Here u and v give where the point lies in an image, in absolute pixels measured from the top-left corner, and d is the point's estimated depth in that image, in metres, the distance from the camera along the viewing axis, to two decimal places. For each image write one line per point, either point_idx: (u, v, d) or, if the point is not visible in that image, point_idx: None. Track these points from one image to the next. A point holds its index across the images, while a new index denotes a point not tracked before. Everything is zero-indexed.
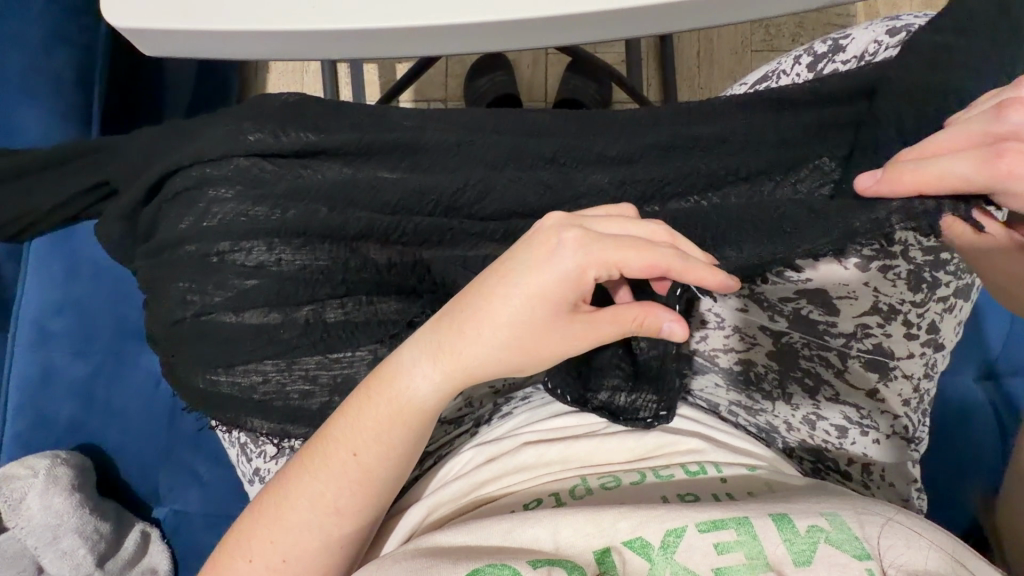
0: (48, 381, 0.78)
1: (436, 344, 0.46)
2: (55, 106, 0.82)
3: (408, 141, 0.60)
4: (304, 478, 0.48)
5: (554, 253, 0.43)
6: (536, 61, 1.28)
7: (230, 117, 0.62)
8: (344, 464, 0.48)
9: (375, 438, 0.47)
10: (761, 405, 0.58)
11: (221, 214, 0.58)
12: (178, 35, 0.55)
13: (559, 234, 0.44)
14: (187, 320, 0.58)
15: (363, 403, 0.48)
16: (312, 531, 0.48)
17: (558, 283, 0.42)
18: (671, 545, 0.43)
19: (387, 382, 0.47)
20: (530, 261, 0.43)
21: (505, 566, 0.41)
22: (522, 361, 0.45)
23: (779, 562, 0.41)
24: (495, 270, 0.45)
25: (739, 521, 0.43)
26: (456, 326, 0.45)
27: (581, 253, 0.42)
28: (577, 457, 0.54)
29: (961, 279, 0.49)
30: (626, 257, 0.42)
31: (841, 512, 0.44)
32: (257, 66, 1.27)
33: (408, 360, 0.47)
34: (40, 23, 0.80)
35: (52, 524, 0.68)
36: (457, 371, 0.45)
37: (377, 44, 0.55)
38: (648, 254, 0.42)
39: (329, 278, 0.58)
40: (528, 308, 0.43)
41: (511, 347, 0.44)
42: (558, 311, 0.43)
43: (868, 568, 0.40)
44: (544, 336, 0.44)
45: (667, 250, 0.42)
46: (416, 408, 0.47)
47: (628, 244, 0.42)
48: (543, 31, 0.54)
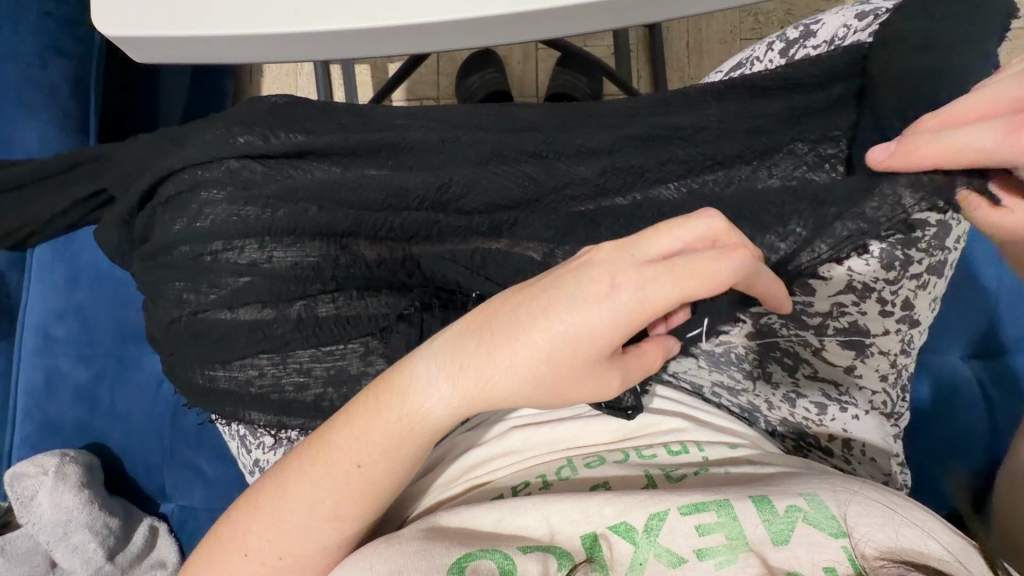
0: (54, 384, 0.80)
1: (451, 360, 0.44)
2: (51, 116, 0.84)
3: (394, 139, 0.61)
4: (307, 482, 0.49)
5: (607, 297, 0.40)
6: (526, 56, 1.29)
7: (222, 122, 0.64)
8: (347, 476, 0.48)
9: (382, 454, 0.47)
10: (742, 386, 0.59)
11: (213, 216, 0.60)
12: (166, 42, 0.56)
13: (617, 265, 0.40)
14: (184, 319, 0.60)
15: (372, 416, 0.47)
16: (310, 531, 0.49)
17: (609, 328, 0.40)
18: (653, 529, 0.43)
19: (398, 399, 0.46)
20: (581, 293, 0.40)
21: (496, 550, 0.44)
22: (545, 394, 0.43)
23: (758, 542, 0.42)
24: (539, 305, 0.41)
25: (720, 503, 0.44)
26: (487, 358, 0.42)
27: (640, 287, 0.39)
28: (562, 440, 0.55)
29: (933, 256, 0.50)
30: (689, 289, 0.38)
31: (821, 492, 0.43)
32: (250, 70, 1.29)
33: (421, 375, 0.46)
34: (36, 36, 0.83)
35: (61, 521, 0.70)
36: (469, 391, 0.44)
37: (358, 45, 0.56)
38: (715, 280, 0.38)
39: (320, 274, 0.60)
40: (566, 344, 0.40)
41: (537, 383, 0.42)
42: (601, 356, 0.41)
43: (842, 546, 0.40)
44: (576, 375, 0.41)
45: (737, 260, 0.39)
46: (426, 428, 0.46)
47: (693, 271, 0.38)
48: (521, 26, 0.55)
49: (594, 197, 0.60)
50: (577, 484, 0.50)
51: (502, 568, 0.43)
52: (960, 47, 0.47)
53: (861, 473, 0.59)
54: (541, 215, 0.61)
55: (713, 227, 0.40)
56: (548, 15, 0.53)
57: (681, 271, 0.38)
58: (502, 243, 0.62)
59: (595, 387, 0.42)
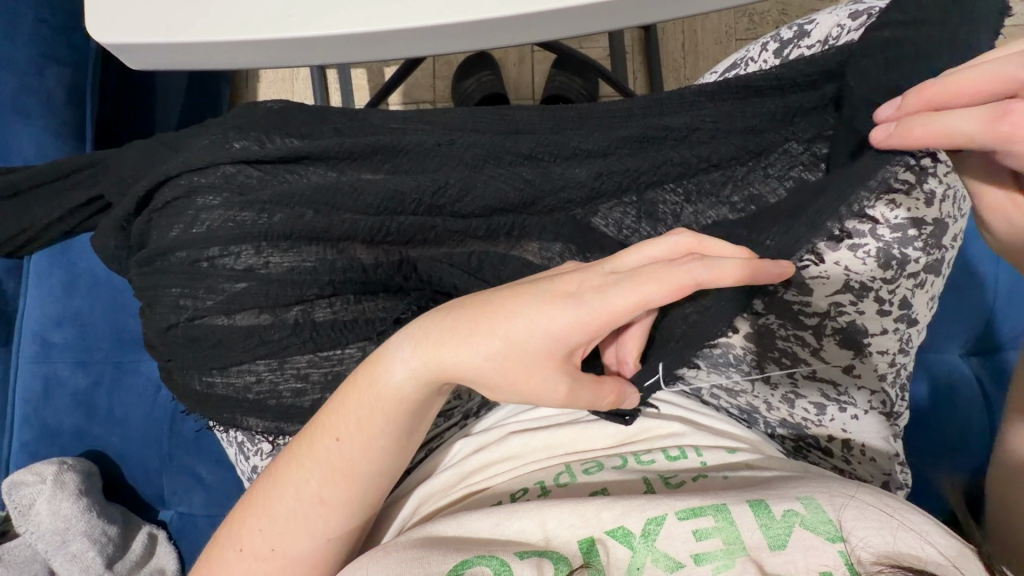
0: (52, 391, 0.80)
1: (422, 335, 0.47)
2: (48, 123, 0.84)
3: (389, 143, 0.61)
4: (292, 461, 0.50)
5: (568, 296, 0.43)
6: (523, 59, 1.29)
7: (218, 128, 0.64)
8: (328, 450, 0.49)
9: (357, 424, 0.49)
10: (741, 388, 0.59)
11: (209, 221, 0.60)
12: (160, 48, 0.56)
13: (584, 275, 0.44)
14: (180, 325, 0.60)
15: (350, 389, 0.49)
16: (297, 519, 0.49)
17: (567, 323, 0.42)
18: (651, 534, 0.43)
19: (372, 370, 0.48)
20: (546, 292, 0.43)
21: (494, 557, 0.43)
22: (503, 384, 0.44)
23: (756, 547, 0.41)
24: (502, 294, 0.45)
25: (717, 508, 0.44)
26: (449, 331, 0.46)
27: (600, 289, 0.42)
28: (561, 444, 0.55)
29: (930, 255, 0.51)
30: (644, 293, 0.40)
31: (817, 496, 0.43)
32: (247, 75, 1.29)
33: (393, 346, 0.48)
34: (32, 43, 0.83)
35: (59, 529, 0.70)
36: (435, 365, 0.46)
37: (354, 50, 0.56)
38: (670, 287, 0.40)
39: (317, 279, 0.59)
40: (524, 332, 0.43)
41: (498, 363, 0.44)
42: (557, 348, 0.43)
43: (839, 551, 0.40)
44: (533, 367, 0.43)
45: (694, 267, 0.40)
46: (396, 399, 0.48)
47: (651, 276, 0.41)
48: (516, 29, 0.55)
49: (590, 199, 0.60)
50: (576, 490, 0.50)
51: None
52: (954, 47, 0.47)
53: (860, 473, 0.59)
54: (538, 218, 0.61)
55: (676, 242, 0.44)
56: (543, 18, 0.53)
57: (638, 275, 0.41)
58: (500, 246, 0.62)
59: (550, 385, 0.43)
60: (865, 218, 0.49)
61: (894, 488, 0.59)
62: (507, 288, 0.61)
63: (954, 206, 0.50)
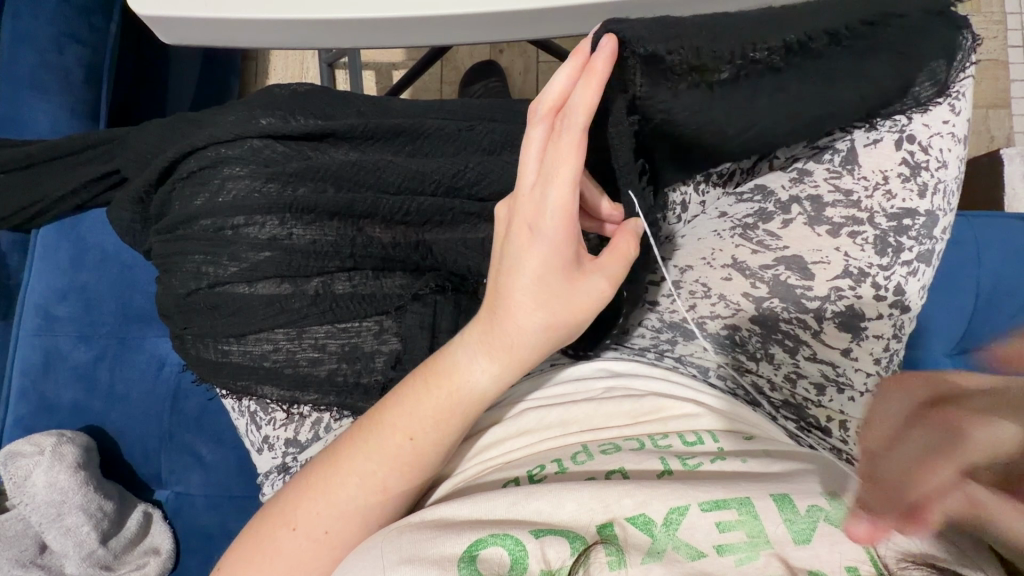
0: (52, 364, 0.79)
1: (487, 334, 0.48)
2: (63, 99, 0.84)
3: (411, 127, 0.64)
4: (362, 453, 0.49)
5: (534, 231, 0.45)
6: (528, 68, 1.33)
7: (243, 106, 0.66)
8: (401, 447, 0.49)
9: (432, 425, 0.49)
10: (747, 365, 0.62)
11: (235, 190, 0.61)
12: (196, 22, 0.58)
13: (519, 214, 0.46)
14: (201, 292, 0.61)
15: (421, 391, 0.49)
16: (358, 506, 0.48)
17: (551, 248, 0.45)
18: (674, 523, 0.43)
19: (447, 376, 0.49)
20: (517, 243, 0.46)
21: (508, 536, 0.43)
22: (565, 332, 0.48)
23: (779, 541, 0.41)
24: (500, 268, 0.48)
25: (741, 501, 0.43)
26: (507, 318, 0.47)
27: (540, 206, 0.45)
28: (577, 422, 0.55)
29: (922, 245, 0.58)
30: (565, 174, 0.43)
31: (843, 497, 0.45)
32: (257, 70, 1.31)
33: (466, 354, 0.49)
34: (53, 22, 0.84)
35: (55, 502, 0.69)
36: (509, 357, 0.48)
37: (383, 34, 0.59)
38: (575, 152, 0.43)
39: (338, 252, 0.61)
40: (541, 284, 0.45)
41: (549, 323, 0.46)
42: (566, 270, 0.46)
43: (865, 548, 0.40)
44: (569, 301, 0.46)
45: (570, 120, 0.42)
46: (470, 399, 0.49)
47: (560, 158, 0.43)
48: (541, 24, 0.58)
49: None
50: (591, 470, 0.49)
51: (512, 554, 0.42)
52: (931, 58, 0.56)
53: None
54: None
55: (540, 122, 0.45)
56: (566, 12, 0.57)
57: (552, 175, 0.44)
58: None
59: (588, 302, 0.47)
60: (863, 207, 0.57)
61: None
62: None
63: (945, 200, 0.58)
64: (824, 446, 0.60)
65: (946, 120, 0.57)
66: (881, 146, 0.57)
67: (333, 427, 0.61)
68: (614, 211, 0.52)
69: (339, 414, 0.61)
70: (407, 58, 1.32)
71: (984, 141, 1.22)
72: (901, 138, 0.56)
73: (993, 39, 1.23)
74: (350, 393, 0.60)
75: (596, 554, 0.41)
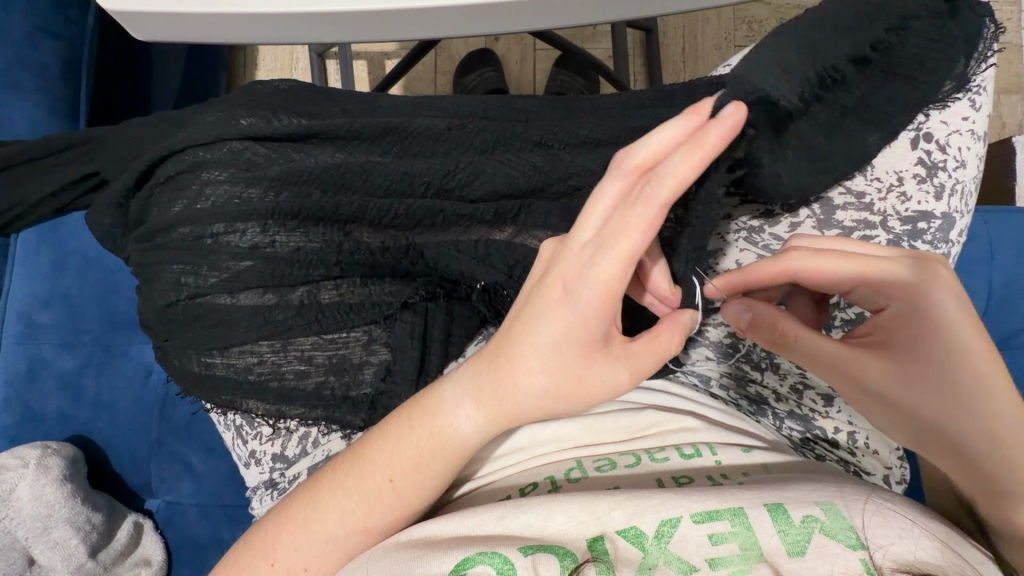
0: (37, 373, 0.77)
1: (479, 386, 0.46)
2: (40, 98, 0.81)
3: (399, 125, 0.61)
4: (339, 491, 0.48)
5: (566, 297, 0.42)
6: (524, 56, 1.29)
7: (222, 105, 0.63)
8: (379, 491, 0.47)
9: (415, 469, 0.47)
10: (751, 376, 0.62)
11: (214, 197, 0.58)
12: (167, 18, 0.54)
13: (560, 268, 0.42)
14: (181, 302, 0.59)
15: (404, 432, 0.48)
16: (338, 543, 0.47)
17: (578, 320, 0.42)
18: (665, 536, 0.40)
19: (428, 420, 0.47)
20: (544, 300, 0.43)
21: (496, 554, 0.40)
22: (568, 404, 0.45)
23: (773, 552, 0.39)
24: (518, 319, 0.45)
25: (733, 512, 0.41)
26: (503, 378, 0.45)
27: (582, 275, 0.41)
28: (572, 438, 0.53)
29: (938, 249, 0.55)
30: (621, 252, 0.39)
31: (837, 502, 0.41)
32: (246, 62, 1.27)
33: (451, 401, 0.47)
34: (27, 15, 0.80)
35: (41, 515, 0.67)
36: (501, 415, 0.46)
37: (364, 28, 0.56)
38: (642, 230, 0.38)
39: (323, 260, 0.58)
40: (554, 351, 0.43)
41: (553, 392, 0.44)
42: (589, 345, 0.43)
43: (860, 559, 0.38)
44: (583, 375, 0.44)
45: (650, 194, 0.38)
46: (453, 445, 0.47)
47: (621, 232, 0.39)
48: (534, 14, 0.55)
49: None
50: (588, 485, 0.48)
51: (501, 574, 0.39)
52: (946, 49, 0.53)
53: (866, 466, 0.59)
54: (546, 204, 0.61)
55: (624, 176, 0.40)
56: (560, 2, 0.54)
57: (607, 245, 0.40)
58: (507, 232, 0.61)
59: (604, 380, 0.44)
60: (876, 210, 0.54)
61: (894, 482, 0.59)
62: (516, 273, 0.59)
63: (962, 202, 0.55)
64: (828, 458, 0.59)
65: (965, 117, 0.54)
66: (896, 145, 0.54)
67: (322, 442, 0.59)
68: (670, 293, 0.48)
69: (327, 428, 0.59)
70: (400, 48, 1.28)
71: (995, 129, 1.18)
72: (917, 137, 0.54)
73: (1007, 21, 1.19)
74: (338, 407, 0.58)
75: (587, 572, 0.39)
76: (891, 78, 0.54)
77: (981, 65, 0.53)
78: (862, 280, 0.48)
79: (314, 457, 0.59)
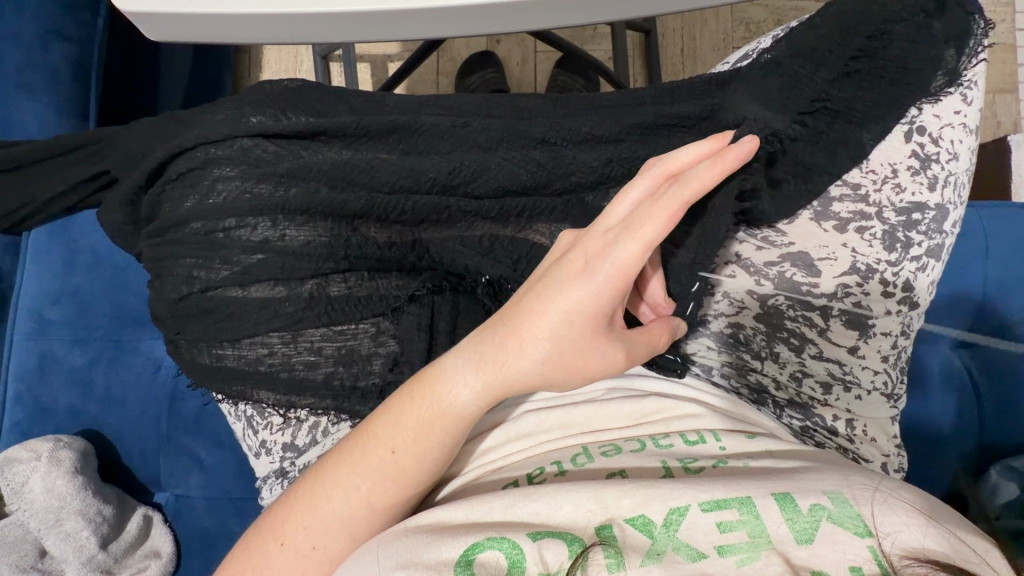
0: (47, 369, 0.78)
1: (479, 354, 0.47)
2: (49, 98, 0.82)
3: (404, 123, 0.62)
4: (345, 469, 0.49)
5: (585, 271, 0.44)
6: (525, 58, 1.31)
7: (232, 104, 0.64)
8: (382, 461, 0.48)
9: (414, 439, 0.48)
10: (751, 365, 0.63)
11: (226, 192, 0.60)
12: (179, 18, 0.56)
13: (584, 246, 0.45)
14: (193, 295, 0.60)
15: (406, 405, 0.49)
16: (343, 523, 0.48)
17: (593, 296, 0.44)
18: (673, 523, 0.41)
19: (429, 391, 0.48)
20: (563, 273, 0.45)
21: (504, 540, 0.41)
22: (564, 377, 0.46)
23: (781, 540, 0.40)
24: (530, 290, 0.47)
25: (742, 501, 0.42)
26: (503, 342, 0.46)
27: (604, 253, 0.44)
28: (577, 424, 0.54)
29: (932, 239, 0.56)
30: (643, 235, 0.43)
31: (844, 491, 0.42)
32: (250, 63, 1.28)
33: (452, 368, 0.48)
34: (38, 18, 0.81)
35: (55, 507, 0.68)
36: (497, 383, 0.46)
37: (371, 27, 0.58)
38: (665, 218, 0.42)
39: (332, 253, 0.60)
40: (564, 322, 0.44)
41: (554, 361, 0.45)
42: (596, 323, 0.45)
43: (868, 546, 0.39)
44: (583, 351, 0.46)
45: (677, 189, 0.43)
46: (451, 420, 0.47)
47: (647, 218, 0.43)
48: (537, 12, 0.57)
49: (600, 183, 0.62)
50: (593, 471, 0.49)
51: (510, 561, 0.40)
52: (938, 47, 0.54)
53: (863, 452, 0.62)
54: (549, 200, 0.62)
55: (653, 177, 0.46)
56: (563, 2, 0.55)
57: (633, 227, 0.43)
58: (510, 228, 0.63)
59: (603, 357, 0.46)
60: (871, 202, 0.56)
61: (892, 470, 0.62)
62: (519, 267, 0.62)
63: (955, 193, 0.56)
64: (828, 445, 0.62)
65: (958, 111, 0.55)
66: (891, 138, 0.55)
67: (331, 431, 0.60)
68: (664, 303, 0.55)
69: (337, 418, 0.60)
70: (402, 50, 1.30)
71: (991, 128, 1.20)
72: (910, 129, 0.55)
73: (1001, 22, 1.20)
74: (347, 397, 0.59)
75: (596, 556, 0.40)
76: (885, 81, 0.55)
77: (972, 61, 0.54)
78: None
79: (323, 446, 0.60)
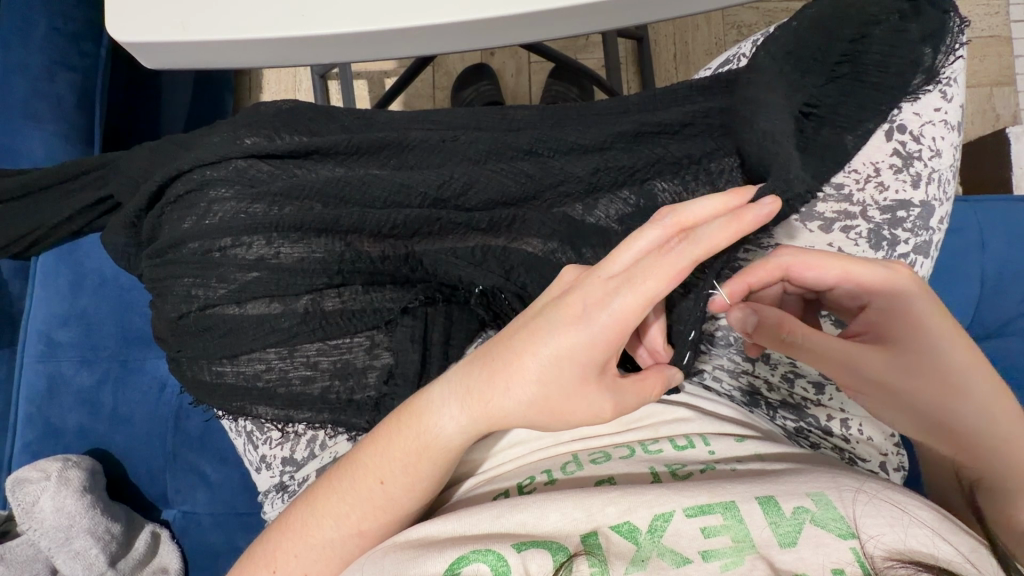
0: (55, 390, 0.80)
1: (467, 385, 0.48)
2: (54, 128, 0.85)
3: (394, 139, 0.64)
4: (336, 497, 0.50)
5: (582, 317, 0.44)
6: (520, 69, 1.33)
7: (229, 126, 0.66)
8: (373, 492, 0.49)
9: (403, 469, 0.48)
10: (743, 366, 0.64)
11: (221, 213, 0.61)
12: (173, 46, 0.58)
13: (584, 290, 0.44)
14: (192, 314, 0.62)
15: (394, 435, 0.50)
16: (336, 548, 0.49)
17: (587, 344, 0.44)
18: (658, 530, 0.41)
19: (417, 420, 0.49)
20: (559, 316, 0.44)
21: (490, 551, 0.41)
22: (554, 419, 0.46)
23: (765, 544, 0.39)
24: (525, 326, 0.46)
25: (725, 505, 0.42)
26: (490, 378, 0.46)
27: (604, 303, 0.43)
28: (567, 431, 0.54)
29: (918, 236, 0.57)
30: (646, 290, 0.42)
31: (828, 492, 0.43)
32: (250, 84, 1.32)
33: (438, 399, 0.49)
34: (43, 50, 0.84)
35: (63, 525, 0.70)
36: (483, 418, 0.47)
37: (358, 47, 0.59)
38: (669, 276, 0.42)
39: (326, 268, 0.61)
40: (554, 366, 0.44)
41: (543, 404, 0.45)
42: (588, 369, 0.44)
43: (851, 548, 0.39)
44: (572, 396, 0.45)
45: (684, 249, 0.42)
46: (438, 446, 0.48)
47: (651, 274, 0.42)
48: (520, 28, 0.58)
49: (590, 192, 0.63)
50: (582, 479, 0.49)
51: (495, 571, 0.40)
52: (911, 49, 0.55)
53: (860, 451, 0.61)
54: (539, 213, 0.63)
55: (665, 227, 0.43)
56: (545, 15, 0.56)
57: (635, 281, 0.42)
58: (502, 240, 0.63)
59: (592, 406, 0.46)
60: (855, 201, 0.56)
61: (891, 469, 0.61)
62: (512, 276, 0.62)
63: (940, 190, 0.57)
64: (823, 446, 0.62)
65: (937, 108, 0.55)
66: (872, 138, 0.56)
67: (329, 445, 0.61)
68: (662, 349, 0.52)
69: (333, 432, 0.61)
70: (398, 66, 1.32)
71: (990, 121, 1.19)
72: (890, 129, 0.56)
73: (994, 15, 1.21)
74: (343, 410, 0.60)
75: (579, 565, 0.40)
76: (860, 84, 0.56)
77: (949, 57, 0.55)
78: (846, 281, 0.51)
79: (321, 459, 0.61)
